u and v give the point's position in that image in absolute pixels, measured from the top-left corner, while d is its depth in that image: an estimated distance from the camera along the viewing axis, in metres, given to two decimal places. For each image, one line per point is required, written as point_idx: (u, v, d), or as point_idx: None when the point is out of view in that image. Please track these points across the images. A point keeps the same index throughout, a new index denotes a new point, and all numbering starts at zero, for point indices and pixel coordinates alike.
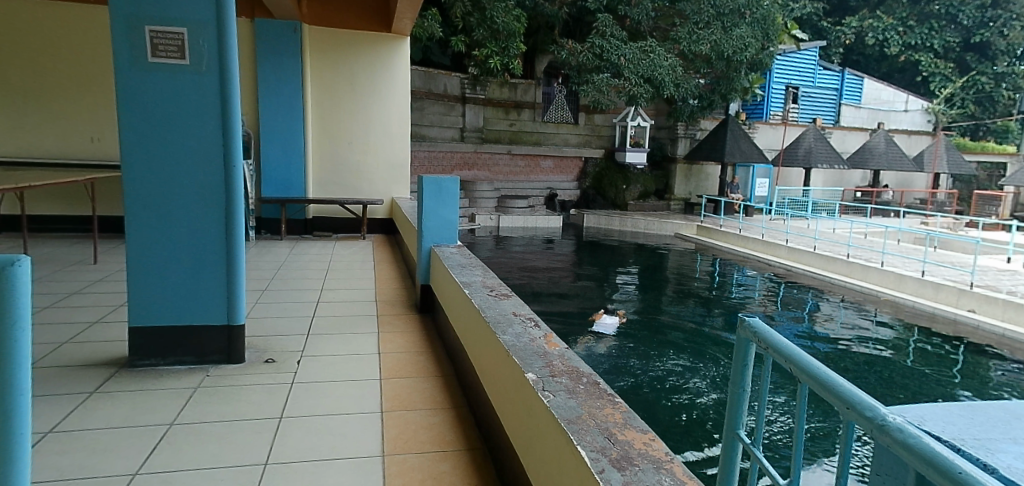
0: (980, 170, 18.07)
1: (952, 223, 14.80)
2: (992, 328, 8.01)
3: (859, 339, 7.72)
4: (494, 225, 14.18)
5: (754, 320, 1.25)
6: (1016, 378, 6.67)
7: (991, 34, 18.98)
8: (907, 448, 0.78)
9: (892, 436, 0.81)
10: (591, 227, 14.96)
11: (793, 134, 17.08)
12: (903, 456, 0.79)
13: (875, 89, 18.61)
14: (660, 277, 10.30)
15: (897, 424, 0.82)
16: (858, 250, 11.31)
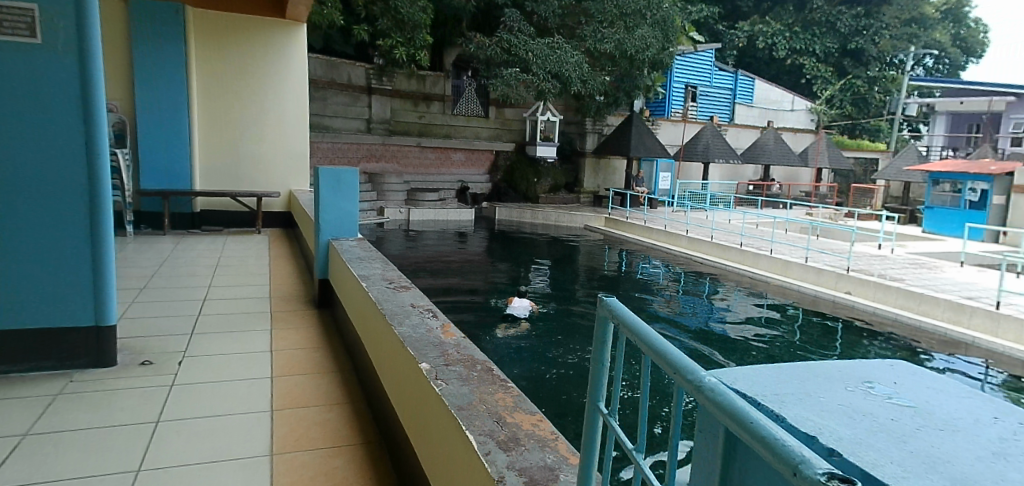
0: (856, 165, 19.83)
1: (833, 214, 16.18)
2: (865, 306, 8.89)
3: (749, 320, 8.27)
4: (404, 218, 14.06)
5: (612, 299, 1.34)
6: (884, 350, 7.43)
7: (864, 42, 20.87)
8: (718, 407, 0.87)
9: (708, 397, 0.91)
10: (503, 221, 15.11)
11: (693, 130, 18.04)
12: (717, 414, 0.88)
13: (765, 89, 20.02)
14: (569, 268, 10.60)
15: (713, 386, 0.92)
16: (750, 239, 12.14)
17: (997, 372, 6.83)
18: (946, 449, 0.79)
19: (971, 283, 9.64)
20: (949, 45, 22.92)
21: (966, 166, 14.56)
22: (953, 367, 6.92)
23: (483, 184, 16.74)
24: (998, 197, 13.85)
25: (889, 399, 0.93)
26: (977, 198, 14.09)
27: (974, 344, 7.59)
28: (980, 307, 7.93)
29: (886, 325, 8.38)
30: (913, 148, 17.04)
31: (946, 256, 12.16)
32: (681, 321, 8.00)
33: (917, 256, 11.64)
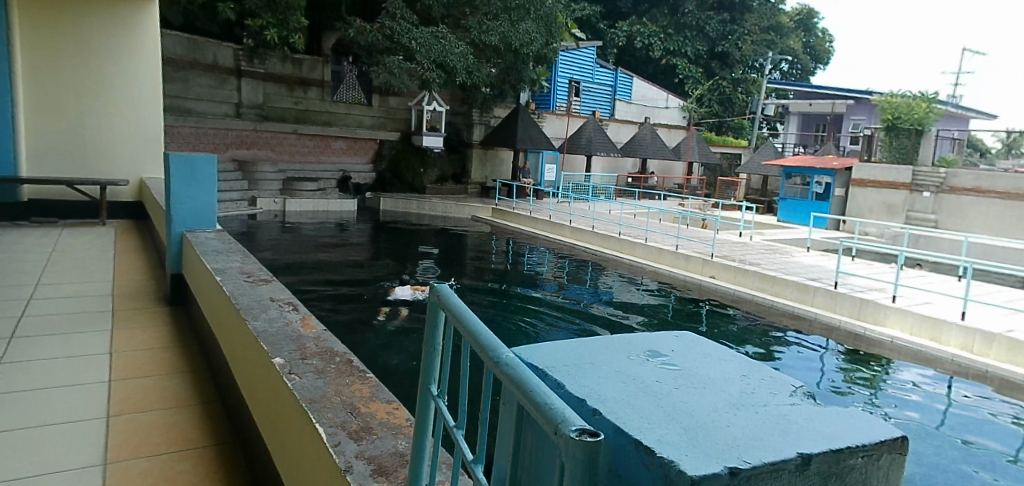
0: (723, 160, 21.57)
1: (701, 205, 17.48)
2: (726, 289, 9.77)
3: (626, 305, 8.71)
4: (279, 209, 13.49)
5: (442, 286, 1.38)
6: (742, 330, 8.15)
7: (728, 45, 22.71)
8: (515, 384, 0.95)
9: (508, 374, 0.98)
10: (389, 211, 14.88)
11: (576, 124, 18.75)
12: (514, 391, 0.95)
13: (642, 87, 21.17)
14: (457, 257, 10.64)
15: (513, 363, 1.00)
16: (628, 229, 12.84)
17: (837, 345, 7.77)
18: (692, 405, 0.96)
19: (815, 266, 10.87)
20: (800, 51, 25.51)
21: (813, 161, 16.31)
22: (802, 343, 7.78)
23: (367, 174, 16.45)
24: (838, 189, 15.76)
25: (661, 365, 1.10)
26: (822, 190, 15.95)
27: (817, 320, 8.59)
28: (822, 287, 8.97)
29: (742, 306, 9.25)
30: (770, 143, 18.81)
31: (794, 241, 13.60)
32: (563, 308, 8.29)
33: (771, 243, 12.89)
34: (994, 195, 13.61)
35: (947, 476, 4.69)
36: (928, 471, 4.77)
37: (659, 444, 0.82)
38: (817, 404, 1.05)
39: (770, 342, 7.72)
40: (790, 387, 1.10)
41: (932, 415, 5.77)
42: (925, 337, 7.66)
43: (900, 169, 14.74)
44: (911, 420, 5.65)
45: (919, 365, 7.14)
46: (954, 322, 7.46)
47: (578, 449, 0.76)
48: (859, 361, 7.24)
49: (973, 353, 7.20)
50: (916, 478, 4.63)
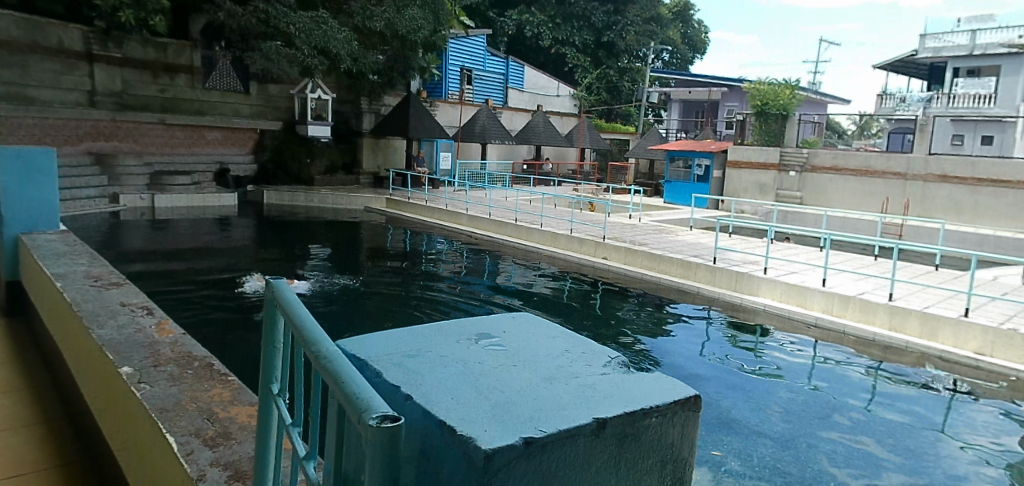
0: (613, 145, 22.52)
1: (594, 189, 18.16)
2: (616, 269, 10.28)
3: (523, 291, 8.90)
4: (147, 205, 12.61)
5: (280, 281, 1.33)
6: (634, 307, 8.60)
7: (613, 35, 23.74)
8: (332, 375, 0.94)
9: (326, 367, 0.97)
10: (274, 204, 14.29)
11: (470, 112, 18.82)
12: (330, 383, 0.94)
13: (533, 75, 21.62)
14: (351, 250, 10.40)
15: (333, 356, 0.99)
16: (523, 215, 13.10)
17: (719, 316, 8.37)
18: (508, 382, 1.02)
19: (696, 243, 11.64)
20: (678, 42, 27.15)
21: (693, 146, 17.56)
22: (687, 316, 8.32)
23: (246, 166, 15.90)
24: (716, 171, 17.06)
25: (486, 346, 1.17)
26: (702, 172, 17.14)
27: (699, 293, 9.25)
28: (703, 263, 9.63)
29: (624, 281, 9.91)
30: (654, 130, 19.99)
31: (679, 221, 14.47)
32: (464, 297, 8.31)
33: (658, 223, 13.65)
34: (847, 173, 15.16)
35: (814, 427, 5.28)
36: (798, 423, 5.34)
37: (462, 423, 0.87)
38: (626, 373, 1.17)
39: (662, 317, 8.21)
40: (606, 359, 1.20)
41: (802, 376, 6.39)
42: (792, 303, 8.46)
43: (769, 151, 16.07)
44: (786, 382, 6.22)
45: (788, 329, 7.90)
46: (816, 288, 8.29)
47: (376, 432, 0.78)
48: (737, 330, 7.87)
49: (833, 315, 8.05)
50: (793, 438, 5.04)
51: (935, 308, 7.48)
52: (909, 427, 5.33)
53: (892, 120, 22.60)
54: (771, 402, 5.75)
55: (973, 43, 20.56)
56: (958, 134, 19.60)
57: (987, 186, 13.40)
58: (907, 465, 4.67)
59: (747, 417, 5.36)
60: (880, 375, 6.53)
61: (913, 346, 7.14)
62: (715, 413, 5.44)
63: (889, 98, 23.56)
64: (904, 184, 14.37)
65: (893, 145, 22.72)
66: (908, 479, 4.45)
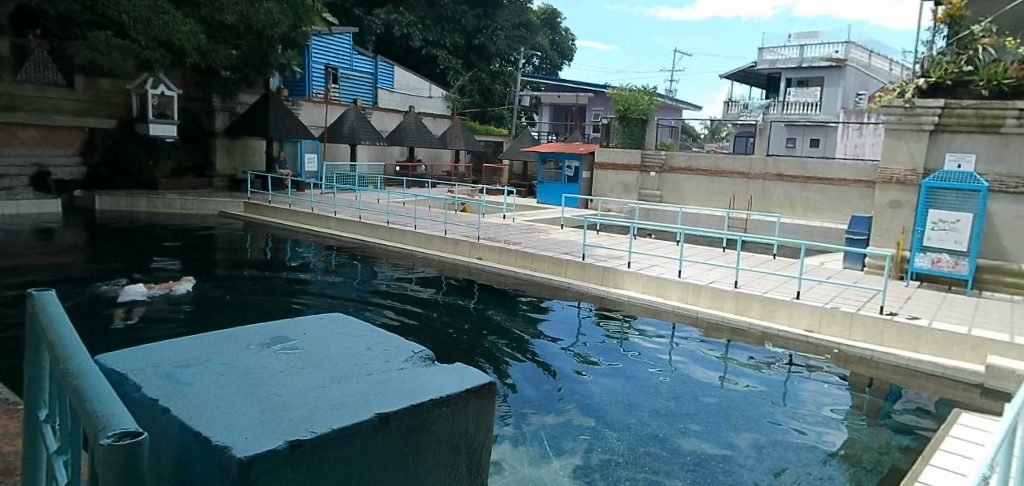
0: (487, 147, 22.89)
1: (469, 189, 18.29)
2: (488, 267, 10.45)
3: (397, 293, 8.77)
4: None
5: (46, 295, 1.21)
6: (508, 302, 8.84)
7: (484, 39, 24.17)
8: (76, 391, 0.86)
9: (74, 383, 0.88)
10: (108, 210, 12.95)
11: (336, 112, 18.21)
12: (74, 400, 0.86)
13: (403, 76, 21.44)
14: (204, 257, 9.68)
15: (86, 371, 0.90)
16: (396, 217, 12.89)
17: (589, 309, 8.77)
18: (288, 385, 1.00)
19: (566, 240, 12.13)
20: (547, 48, 28.22)
21: (564, 148, 18.48)
22: (560, 310, 8.65)
23: (73, 169, 14.24)
24: (584, 172, 18.01)
25: (279, 350, 1.15)
26: (572, 173, 18.20)
27: (570, 289, 9.59)
28: (573, 259, 10.04)
29: (494, 279, 10.10)
30: (526, 133, 20.53)
31: (550, 220, 15.01)
32: (334, 303, 8.02)
33: (530, 222, 14.06)
34: (699, 173, 16.54)
35: (675, 407, 5.67)
36: (659, 404, 5.71)
37: (222, 434, 0.82)
38: (426, 366, 1.19)
39: (539, 312, 8.50)
40: (407, 354, 1.22)
41: (662, 360, 6.88)
42: (653, 294, 9.07)
43: (630, 153, 17.17)
44: (648, 367, 6.65)
45: (652, 318, 8.46)
46: (674, 279, 8.95)
47: (105, 450, 0.71)
48: (604, 321, 8.29)
49: (688, 303, 8.73)
50: (653, 420, 5.38)
51: (773, 293, 8.38)
52: (753, 402, 5.88)
53: (738, 125, 25.13)
54: (635, 387, 6.10)
55: (801, 57, 23.76)
56: (791, 138, 22.25)
57: (814, 184, 15.15)
58: (748, 436, 5.14)
59: (613, 404, 5.64)
60: (731, 355, 7.19)
61: (755, 326, 7.95)
62: (583, 403, 5.67)
63: (734, 104, 26.19)
64: (747, 182, 15.91)
65: (739, 148, 25.26)
66: (748, 450, 4.91)
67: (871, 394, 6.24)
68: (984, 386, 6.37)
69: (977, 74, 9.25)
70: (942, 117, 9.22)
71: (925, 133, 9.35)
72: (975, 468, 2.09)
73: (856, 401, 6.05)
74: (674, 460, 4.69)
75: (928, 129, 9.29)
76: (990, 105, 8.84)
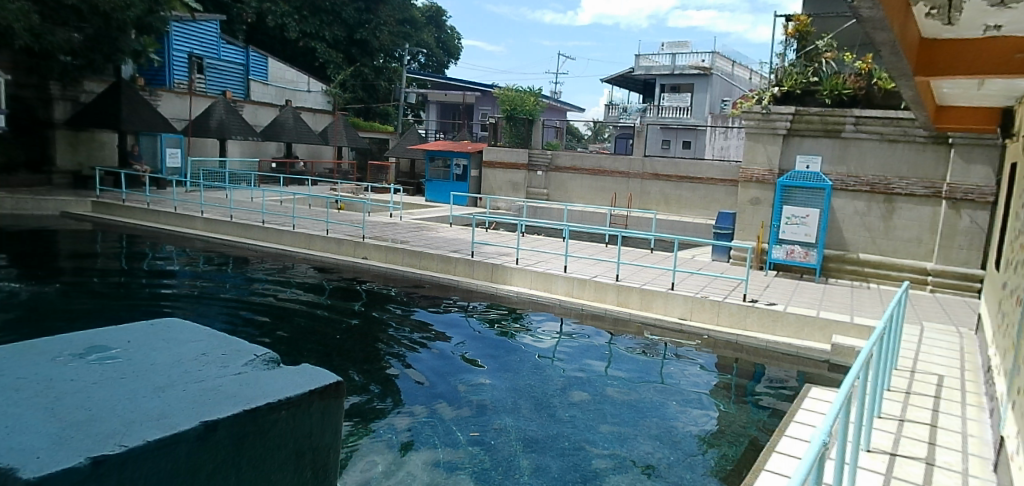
0: (372, 144, 22.34)
1: (354, 188, 17.74)
2: (371, 266, 10.22)
3: (274, 296, 8.35)
4: None
5: None
6: (395, 302, 8.71)
7: (367, 33, 23.61)
8: None
9: None
10: None
11: (202, 105, 16.95)
12: None
13: (279, 68, 20.38)
14: (43, 261, 8.66)
15: None
16: (272, 216, 12.24)
17: (479, 307, 8.81)
18: (98, 398, 0.92)
19: (454, 238, 12.15)
20: (432, 45, 28.13)
21: (451, 146, 18.49)
22: (450, 308, 8.66)
23: None
24: (472, 171, 18.14)
25: (94, 360, 1.06)
26: (461, 171, 18.26)
27: (458, 286, 9.61)
28: (461, 257, 10.05)
29: (379, 278, 9.92)
30: (413, 131, 20.33)
31: (438, 219, 14.92)
32: (201, 308, 7.50)
33: (418, 221, 13.88)
34: (583, 172, 17.21)
35: (559, 395, 5.89)
36: (548, 393, 5.90)
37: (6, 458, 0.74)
38: (267, 369, 1.15)
39: (426, 310, 8.46)
40: (247, 358, 1.17)
41: (550, 352, 7.11)
42: (540, 289, 9.30)
43: (517, 152, 17.56)
44: (537, 359, 6.84)
45: (540, 314, 8.68)
46: (559, 274, 9.24)
47: None
48: (494, 317, 8.38)
49: (573, 297, 9.05)
50: (542, 408, 5.55)
51: (650, 285, 8.91)
52: (633, 386, 6.24)
53: (618, 127, 26.47)
54: (525, 379, 6.26)
55: (673, 65, 25.51)
56: (665, 140, 23.76)
57: (684, 183, 16.28)
58: (628, 418, 5.46)
59: (504, 397, 5.75)
60: (612, 344, 7.57)
61: (634, 317, 8.43)
62: (474, 396, 5.72)
63: (614, 107, 27.56)
64: (627, 181, 16.77)
65: (620, 148, 26.62)
66: (628, 431, 5.20)
67: (736, 375, 6.83)
68: (830, 362, 7.18)
69: (822, 85, 10.44)
70: (794, 122, 10.31)
71: (780, 136, 10.41)
72: (813, 435, 2.37)
73: (723, 381, 6.58)
74: (561, 445, 4.88)
75: (782, 133, 10.35)
76: (832, 113, 10.00)
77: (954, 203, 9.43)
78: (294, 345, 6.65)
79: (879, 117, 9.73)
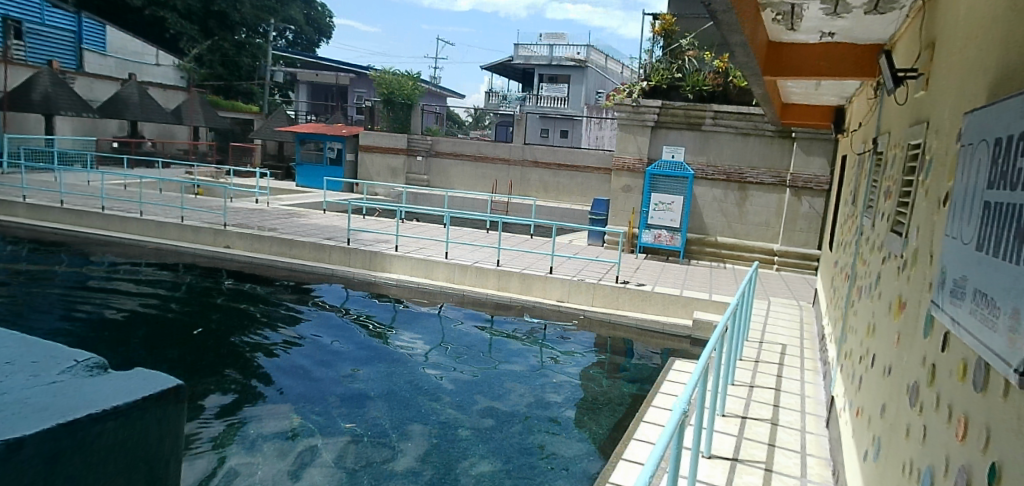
0: (234, 125, 20.66)
1: (214, 171, 16.31)
2: (236, 256, 9.46)
3: (119, 292, 7.48)
4: None
5: None
6: (264, 294, 8.14)
7: (226, 5, 21.81)
8: None
9: None
10: None
11: (21, 75, 14.65)
12: None
13: (120, 37, 18.12)
14: None
15: None
16: (114, 203, 10.94)
17: (356, 296, 8.46)
18: None
19: (329, 225, 11.57)
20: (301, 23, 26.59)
21: (324, 129, 17.61)
22: (324, 297, 8.23)
23: None
24: (348, 155, 17.40)
25: None
26: (335, 155, 17.30)
27: (333, 275, 9.15)
28: (336, 244, 9.58)
29: (244, 268, 9.22)
30: (281, 111, 19.08)
31: (311, 205, 14.14)
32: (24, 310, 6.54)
33: (289, 207, 13.07)
34: (463, 158, 17.15)
35: (440, 381, 5.79)
36: (430, 380, 5.77)
37: None
38: (90, 377, 0.95)
39: (299, 301, 7.98)
40: (66, 364, 0.97)
41: (433, 339, 6.99)
42: (420, 276, 9.11)
43: (395, 137, 17.07)
44: (421, 346, 6.69)
45: (420, 301, 8.52)
46: (440, 260, 9.11)
47: None
48: (372, 306, 8.07)
49: (454, 283, 8.97)
50: (423, 395, 5.42)
51: (530, 270, 9.07)
52: (514, 368, 6.29)
53: (498, 115, 26.72)
54: (406, 366, 6.07)
55: (550, 56, 26.19)
56: (545, 129, 24.32)
57: (563, 170, 16.72)
58: (512, 400, 5.48)
59: (384, 386, 5.53)
60: (495, 329, 7.61)
61: (514, 301, 8.53)
62: (349, 388, 5.44)
63: (494, 95, 27.76)
64: (508, 168, 16.93)
65: (501, 136, 26.88)
66: (509, 412, 5.22)
67: (610, 353, 7.14)
68: (692, 337, 7.74)
69: (685, 81, 11.19)
70: (660, 115, 10.96)
71: (648, 128, 11.03)
72: (676, 403, 2.49)
73: (598, 359, 6.85)
74: (444, 431, 4.79)
75: (651, 125, 10.98)
76: (694, 107, 10.75)
77: (796, 191, 10.53)
78: (142, 345, 5.96)
79: (734, 112, 10.59)
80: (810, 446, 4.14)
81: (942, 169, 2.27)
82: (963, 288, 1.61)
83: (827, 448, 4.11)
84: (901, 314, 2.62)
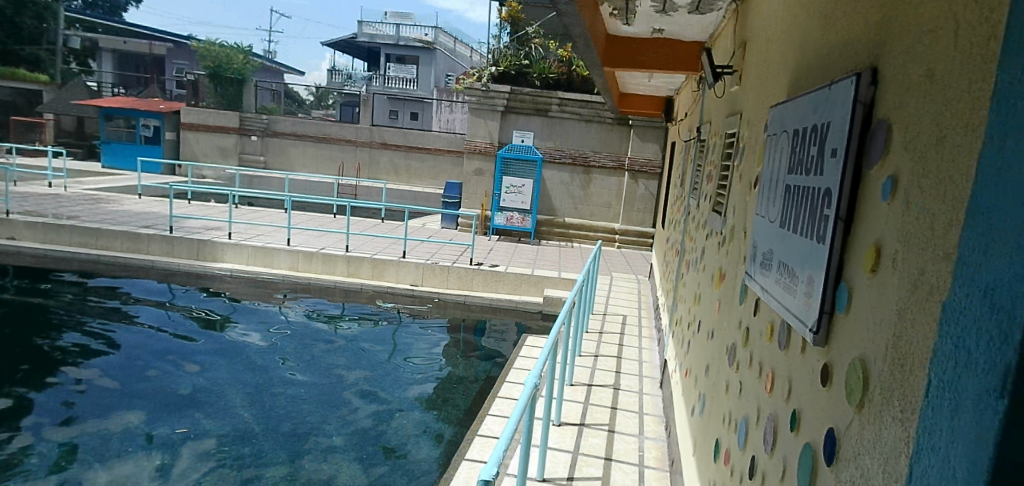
0: (15, 95, 17.37)
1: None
2: (25, 249, 8.08)
3: None
4: None
5: None
6: (65, 290, 7.03)
7: None
8: None
9: None
10: None
11: None
12: None
13: None
14: None
15: None
16: None
17: (180, 289, 7.58)
18: None
19: (145, 211, 10.26)
20: None
21: (136, 104, 15.53)
22: (144, 291, 7.30)
23: None
24: (168, 133, 15.53)
25: None
26: (150, 133, 15.39)
27: (153, 266, 8.14)
28: (156, 232, 8.53)
29: (37, 264, 7.90)
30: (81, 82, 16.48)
31: (124, 189, 12.44)
32: None
33: (93, 192, 11.36)
34: (306, 139, 16.13)
35: (285, 371, 5.38)
36: (275, 370, 5.36)
37: None
38: None
39: (112, 296, 7.00)
40: None
41: (277, 328, 6.49)
42: (259, 265, 8.43)
43: (226, 115, 15.54)
44: (263, 336, 6.18)
45: (260, 291, 7.89)
46: (282, 247, 8.50)
47: None
48: (201, 298, 7.30)
49: (299, 271, 8.44)
50: (268, 386, 5.02)
51: (382, 254, 8.80)
52: (369, 352, 6.07)
53: (343, 94, 25.54)
54: (248, 358, 5.57)
55: (397, 36, 25.52)
56: (393, 110, 23.71)
57: (413, 154, 16.37)
58: (365, 384, 5.28)
59: (222, 380, 5.04)
60: (345, 315, 7.28)
61: (365, 287, 8.24)
62: (180, 386, 4.88)
63: (338, 74, 26.48)
64: (355, 150, 16.21)
65: (347, 117, 25.72)
66: (363, 396, 5.03)
67: (464, 332, 7.20)
68: (543, 312, 8.08)
69: (532, 68, 11.53)
70: (510, 100, 11.20)
71: (498, 112, 11.24)
72: (527, 378, 2.55)
73: (453, 340, 6.86)
74: (291, 422, 4.48)
75: (500, 110, 11.20)
76: (541, 94, 11.12)
77: (633, 174, 11.34)
78: None
79: (577, 100, 11.13)
80: (646, 406, 4.53)
81: (753, 155, 2.54)
82: (769, 260, 1.82)
83: (660, 406, 4.52)
84: (721, 284, 2.91)
